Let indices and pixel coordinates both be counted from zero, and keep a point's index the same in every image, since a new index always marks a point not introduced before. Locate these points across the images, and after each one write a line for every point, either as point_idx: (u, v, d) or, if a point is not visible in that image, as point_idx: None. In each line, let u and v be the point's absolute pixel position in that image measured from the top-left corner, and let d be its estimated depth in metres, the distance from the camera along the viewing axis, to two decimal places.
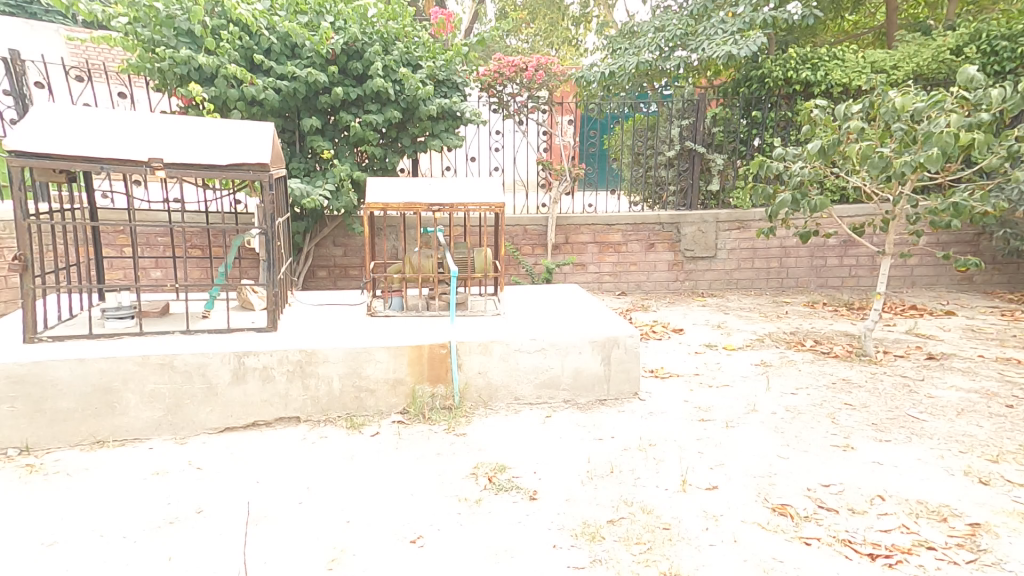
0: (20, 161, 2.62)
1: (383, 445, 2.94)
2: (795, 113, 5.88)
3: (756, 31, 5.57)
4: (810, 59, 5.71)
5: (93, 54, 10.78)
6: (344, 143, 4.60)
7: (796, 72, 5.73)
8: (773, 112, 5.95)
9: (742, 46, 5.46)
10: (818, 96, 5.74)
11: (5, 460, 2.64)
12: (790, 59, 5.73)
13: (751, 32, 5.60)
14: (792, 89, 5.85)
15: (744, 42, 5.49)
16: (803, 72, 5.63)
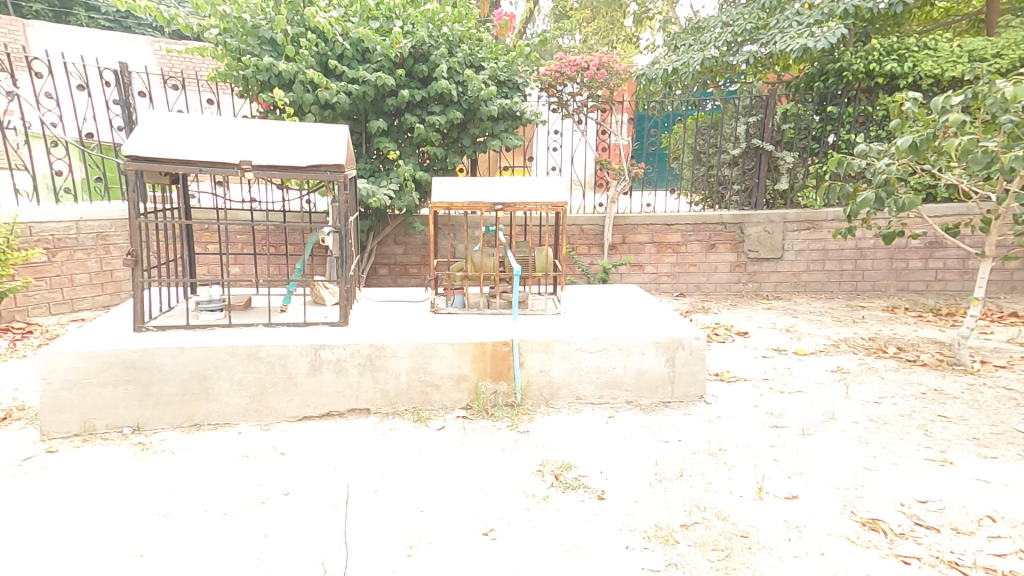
0: (134, 165, 2.85)
1: (449, 439, 3.01)
2: (876, 108, 5.61)
3: (837, 22, 5.32)
4: (896, 50, 5.42)
5: (178, 64, 11.75)
6: (408, 144, 4.71)
7: (880, 64, 5.42)
8: (852, 107, 5.71)
9: (819, 39, 5.24)
10: (905, 89, 5.40)
11: (120, 437, 2.88)
12: (874, 51, 5.44)
13: (831, 23, 5.35)
14: (874, 82, 5.53)
15: (822, 34, 5.26)
16: (888, 63, 5.32)
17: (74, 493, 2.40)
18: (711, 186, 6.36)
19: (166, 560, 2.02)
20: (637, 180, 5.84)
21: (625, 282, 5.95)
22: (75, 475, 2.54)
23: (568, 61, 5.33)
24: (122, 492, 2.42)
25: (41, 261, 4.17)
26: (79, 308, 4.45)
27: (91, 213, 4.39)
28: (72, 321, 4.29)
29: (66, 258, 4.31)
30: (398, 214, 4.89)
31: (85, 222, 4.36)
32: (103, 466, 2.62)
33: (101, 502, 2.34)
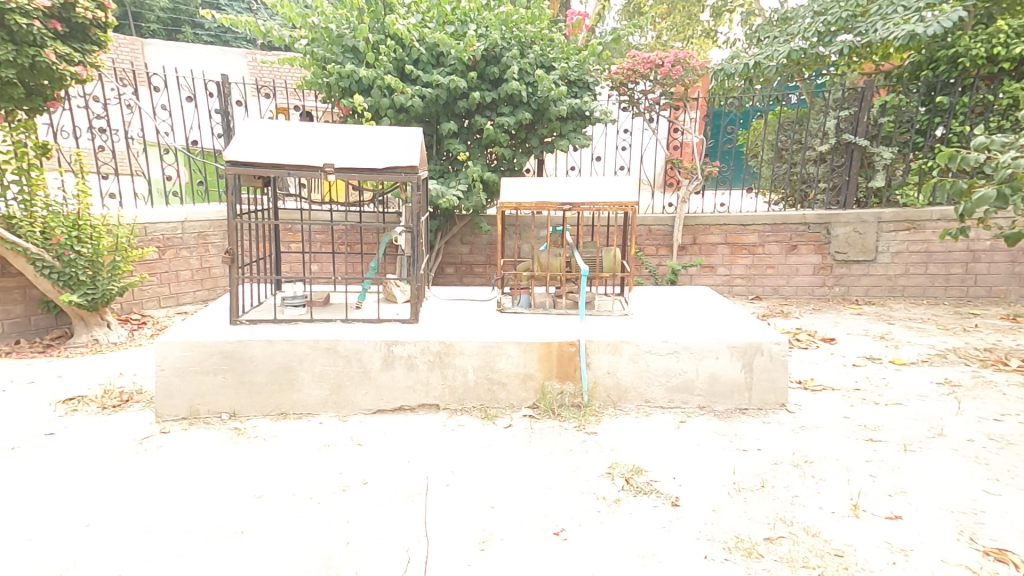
0: (233, 169, 3.10)
1: (517, 438, 3.02)
2: (999, 96, 5.08)
3: (954, 5, 4.86)
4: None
5: (266, 74, 12.58)
6: (476, 146, 4.78)
7: (1006, 48, 4.91)
8: (967, 96, 5.22)
9: (929, 24, 4.81)
10: None
11: (220, 422, 3.12)
12: (998, 33, 4.92)
13: (945, 6, 4.89)
14: (996, 68, 5.05)
15: (935, 18, 4.82)
16: (1016, 47, 4.80)
17: (181, 473, 2.63)
18: (793, 184, 6.00)
19: (260, 540, 2.16)
20: (711, 180, 5.60)
21: (696, 284, 5.72)
22: (182, 455, 2.79)
23: (642, 58, 5.21)
24: (221, 473, 2.63)
25: (153, 258, 4.58)
26: (182, 301, 4.86)
27: (194, 215, 4.78)
28: (177, 314, 4.70)
29: (173, 256, 4.71)
30: (465, 214, 4.98)
31: (189, 222, 4.75)
32: (206, 447, 2.86)
33: (204, 481, 2.56)
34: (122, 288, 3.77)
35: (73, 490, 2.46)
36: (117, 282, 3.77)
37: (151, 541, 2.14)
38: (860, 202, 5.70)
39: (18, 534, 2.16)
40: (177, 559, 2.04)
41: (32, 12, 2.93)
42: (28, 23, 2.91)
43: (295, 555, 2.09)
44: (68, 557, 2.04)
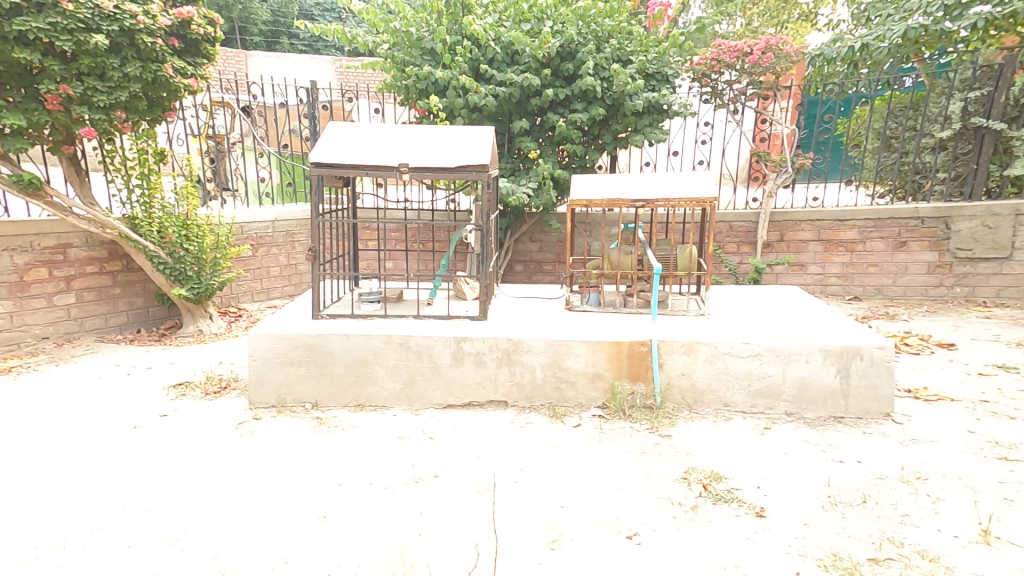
0: (317, 171, 3.32)
1: (586, 437, 2.94)
2: None
3: None
4: None
5: (352, 79, 13.29)
6: (549, 143, 4.79)
7: None
8: None
9: None
10: None
11: (303, 411, 3.32)
12: None
13: None
14: None
15: None
16: None
17: (271, 457, 2.83)
18: (903, 176, 5.49)
19: (340, 526, 2.29)
20: (803, 172, 5.25)
21: (783, 283, 5.33)
22: (272, 440, 3.00)
23: (728, 46, 4.91)
24: (305, 459, 2.81)
25: (248, 255, 4.99)
26: (273, 296, 5.25)
27: (283, 214, 5.14)
28: (268, 308, 5.09)
29: (265, 253, 5.11)
30: (535, 212, 4.99)
31: (279, 222, 5.12)
32: (293, 434, 3.07)
33: (290, 466, 2.74)
34: (221, 283, 4.15)
35: (182, 467, 2.74)
36: (217, 277, 4.14)
37: (246, 520, 2.33)
38: (991, 191, 5.14)
39: (139, 503, 2.44)
40: (268, 538, 2.21)
41: (157, 31, 3.30)
42: (152, 41, 3.29)
43: (372, 542, 2.18)
44: (178, 529, 2.27)
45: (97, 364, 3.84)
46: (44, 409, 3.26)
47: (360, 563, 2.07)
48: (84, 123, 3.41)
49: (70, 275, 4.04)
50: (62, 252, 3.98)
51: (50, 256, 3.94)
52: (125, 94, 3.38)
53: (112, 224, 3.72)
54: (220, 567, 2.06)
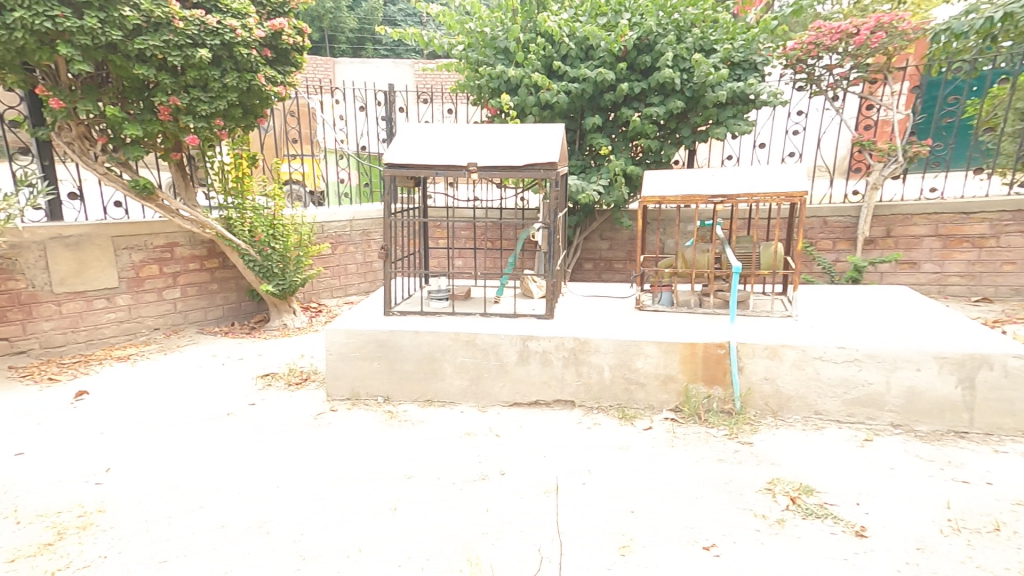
0: (390, 172, 3.44)
1: (658, 441, 2.84)
2: None
3: None
4: None
5: (433, 82, 13.62)
6: (622, 139, 4.70)
7: None
8: None
9: None
10: None
11: (376, 405, 3.45)
12: None
13: None
14: None
15: None
16: None
17: (347, 447, 2.98)
18: None
19: (410, 519, 2.35)
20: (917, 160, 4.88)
21: (890, 282, 5.07)
22: (348, 431, 3.15)
23: (830, 28, 4.58)
24: (379, 450, 2.92)
25: (327, 253, 5.26)
26: (350, 292, 5.53)
27: (360, 214, 5.38)
28: (345, 304, 5.38)
29: (343, 251, 5.38)
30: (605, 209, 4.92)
31: (357, 221, 5.37)
32: (367, 426, 3.20)
33: (365, 457, 2.87)
34: (303, 280, 4.41)
35: (269, 453, 2.93)
36: (300, 274, 4.42)
37: (324, 508, 2.45)
38: None
39: (232, 485, 2.64)
40: (345, 526, 2.32)
41: (252, 43, 3.58)
42: (249, 53, 3.58)
43: (442, 537, 2.22)
44: (264, 511, 2.44)
45: (198, 354, 4.22)
46: (152, 394, 3.62)
47: (430, 557, 2.12)
48: (189, 131, 3.75)
49: (176, 272, 4.45)
50: (170, 250, 4.39)
51: (160, 254, 4.35)
52: (224, 103, 3.70)
53: (211, 224, 4.06)
54: (301, 552, 2.18)
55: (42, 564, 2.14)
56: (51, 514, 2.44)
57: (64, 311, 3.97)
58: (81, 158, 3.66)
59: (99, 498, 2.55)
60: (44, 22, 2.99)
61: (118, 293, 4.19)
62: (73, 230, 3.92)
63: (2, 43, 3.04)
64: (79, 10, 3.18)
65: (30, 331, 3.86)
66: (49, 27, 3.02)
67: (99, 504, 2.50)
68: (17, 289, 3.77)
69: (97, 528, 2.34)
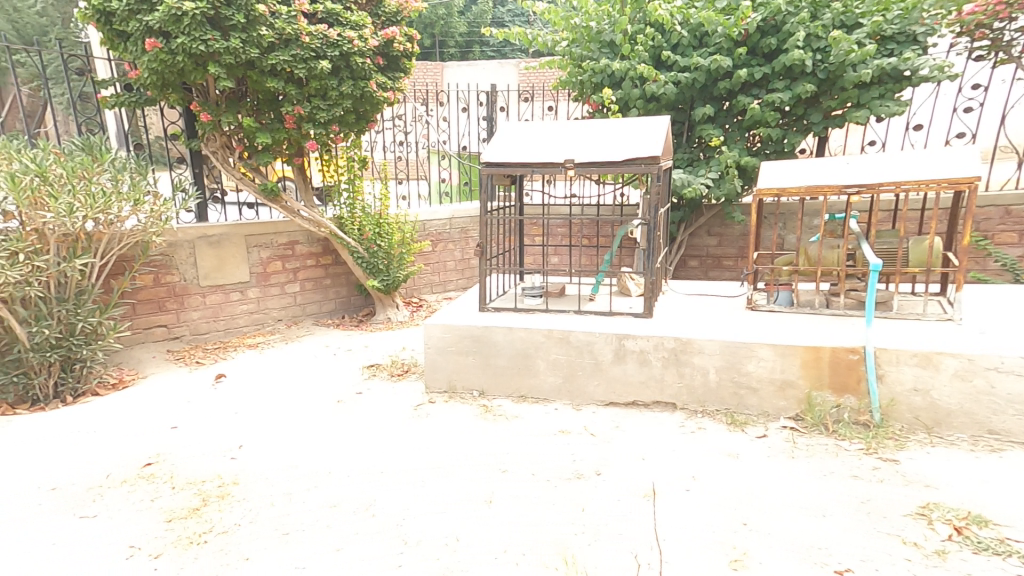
0: (487, 170, 3.52)
1: (774, 450, 2.65)
2: None
3: None
4: None
5: (536, 80, 13.64)
6: (736, 128, 4.58)
7: None
8: None
9: None
10: None
11: (472, 398, 3.55)
12: None
13: None
14: None
15: None
16: None
17: (447, 437, 3.10)
18: None
19: (506, 512, 2.40)
20: None
21: None
22: (447, 423, 3.27)
23: None
24: (476, 443, 3.01)
25: (428, 250, 5.51)
26: (448, 288, 5.76)
27: (459, 212, 5.56)
28: (444, 299, 5.61)
29: (443, 248, 5.60)
30: (714, 203, 4.74)
31: (456, 219, 5.57)
32: (463, 419, 3.31)
33: (464, 448, 2.97)
34: (405, 276, 4.67)
35: (374, 440, 3.12)
36: (403, 270, 4.69)
37: (425, 495, 2.57)
38: None
39: (342, 469, 2.84)
40: (444, 515, 2.41)
41: (366, 52, 3.90)
42: (363, 61, 3.90)
43: (537, 534, 2.24)
44: (371, 494, 2.60)
45: (313, 345, 4.60)
46: (270, 380, 4.01)
47: (526, 552, 2.14)
48: (309, 137, 4.11)
49: (296, 268, 4.89)
50: (291, 248, 4.84)
51: (283, 251, 4.81)
52: (341, 109, 4.01)
53: (326, 224, 4.40)
54: (403, 536, 2.30)
55: (192, 526, 2.43)
56: (197, 482, 2.77)
57: (207, 302, 4.52)
58: (223, 165, 4.15)
59: (233, 472, 2.86)
60: (199, 45, 3.41)
61: (249, 286, 4.69)
62: (216, 230, 4.43)
63: (167, 67, 3.53)
64: (226, 33, 3.58)
65: (182, 319, 4.43)
66: (203, 49, 3.43)
67: (234, 477, 2.81)
68: (173, 282, 4.34)
69: (233, 498, 2.63)
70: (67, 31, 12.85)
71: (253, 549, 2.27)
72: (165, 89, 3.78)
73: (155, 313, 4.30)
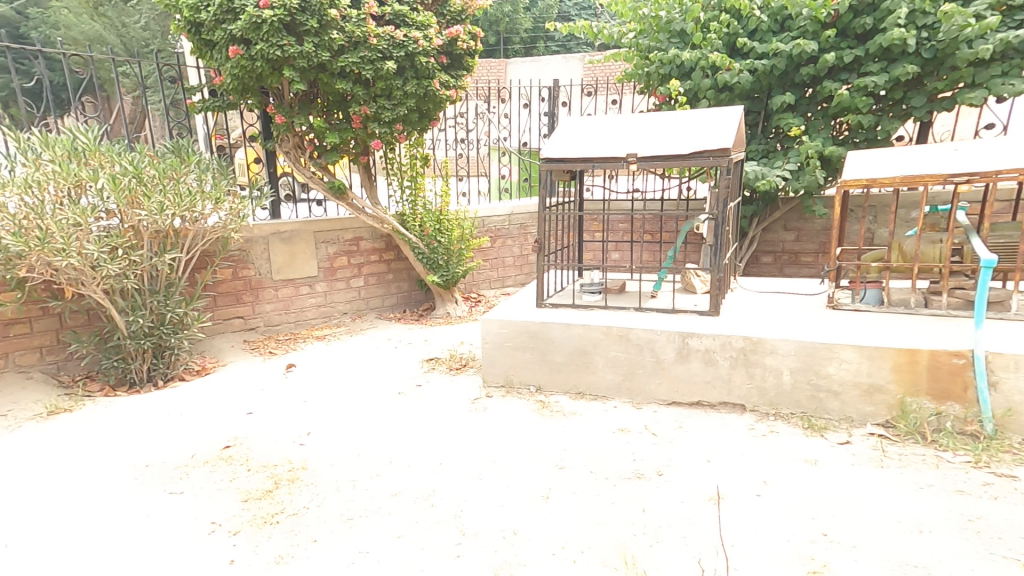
0: (547, 166, 3.50)
1: (857, 460, 2.49)
2: None
3: None
4: None
5: (601, 72, 13.43)
6: (820, 116, 4.41)
7: None
8: None
9: None
10: None
11: (529, 394, 3.54)
12: None
13: None
14: None
15: None
16: None
17: (505, 432, 3.12)
18: None
19: (564, 509, 2.38)
20: None
21: None
22: (506, 417, 3.29)
23: None
24: (534, 438, 3.01)
25: (487, 246, 5.56)
26: (506, 283, 5.79)
27: (519, 208, 5.58)
28: (502, 295, 5.66)
29: (501, 244, 5.64)
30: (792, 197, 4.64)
31: (515, 215, 5.59)
32: (520, 414, 3.31)
33: (523, 443, 2.97)
34: (464, 272, 4.73)
35: (434, 432, 3.19)
36: (461, 266, 4.76)
37: (483, 488, 2.60)
38: None
39: (403, 459, 2.92)
40: (502, 508, 2.43)
41: (431, 51, 3.99)
42: (427, 61, 3.98)
43: (598, 532, 2.21)
44: (430, 485, 2.66)
45: (376, 337, 4.76)
46: (335, 371, 4.18)
47: (585, 549, 2.12)
48: (374, 136, 4.23)
49: (361, 263, 5.07)
50: (356, 244, 5.02)
51: (349, 247, 5.00)
52: (404, 108, 4.11)
53: (388, 220, 4.52)
54: (462, 527, 2.33)
55: (266, 506, 2.57)
56: (270, 466, 2.93)
57: (279, 295, 4.76)
58: (295, 164, 4.36)
59: (302, 458, 3.01)
60: (276, 51, 3.59)
61: (317, 280, 4.91)
62: (287, 226, 4.66)
63: (247, 73, 3.74)
64: (300, 38, 3.75)
65: (257, 311, 4.69)
66: (279, 54, 3.61)
67: (303, 462, 2.95)
68: (249, 276, 4.60)
69: (302, 482, 2.76)
70: (166, 42, 14.15)
71: (321, 531, 2.37)
72: (245, 93, 4.03)
73: (233, 305, 4.58)
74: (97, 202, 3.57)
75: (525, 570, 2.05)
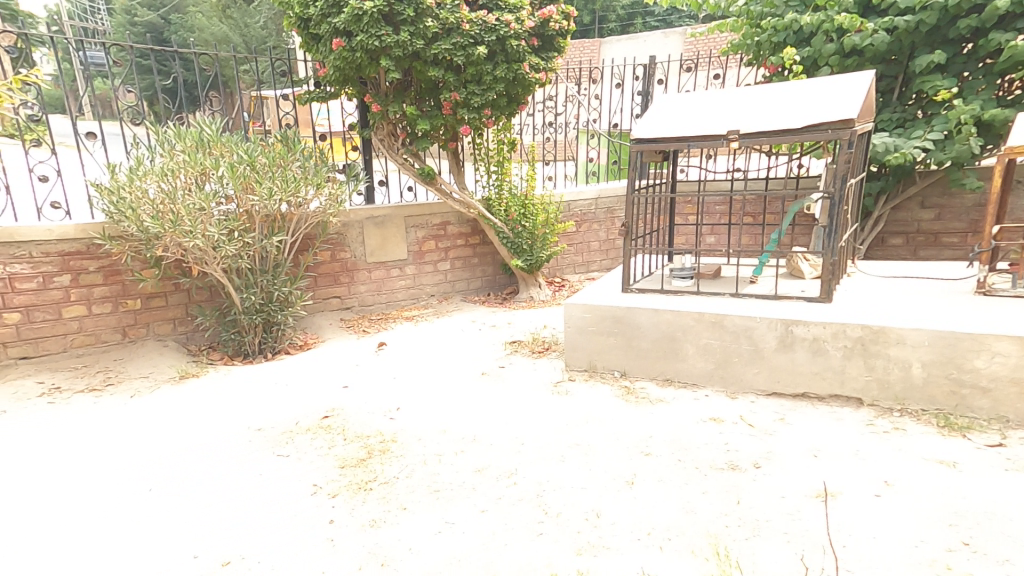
0: (638, 146, 3.35)
1: (1000, 467, 2.20)
2: None
3: None
4: None
5: (701, 47, 12.81)
6: (981, 75, 3.94)
7: None
8: None
9: None
10: None
11: (613, 378, 3.45)
12: None
13: None
14: None
15: None
16: None
17: (591, 416, 3.07)
18: None
19: (652, 495, 2.30)
20: None
21: None
22: (591, 401, 3.24)
23: None
24: (620, 423, 2.94)
25: (573, 230, 5.51)
26: (591, 268, 5.72)
27: (606, 191, 5.49)
28: (586, 280, 5.59)
29: (588, 229, 5.57)
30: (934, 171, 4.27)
31: (603, 198, 5.51)
32: (604, 398, 3.24)
33: (608, 427, 2.91)
34: (548, 256, 4.73)
35: (517, 413, 3.20)
36: (546, 250, 4.75)
37: (567, 470, 2.57)
38: None
39: (487, 437, 2.96)
40: (586, 490, 2.39)
41: (522, 34, 3.98)
42: (518, 44, 3.97)
43: (690, 521, 2.12)
44: (512, 464, 2.67)
45: (461, 319, 4.88)
46: (422, 350, 4.33)
47: (673, 537, 2.04)
48: (463, 122, 4.28)
49: (447, 247, 5.21)
50: (444, 228, 5.16)
51: (437, 231, 5.14)
52: (494, 93, 4.12)
53: (474, 205, 4.57)
54: (545, 506, 2.33)
55: (360, 473, 2.70)
56: (364, 436, 3.08)
57: (372, 277, 4.99)
58: (389, 152, 4.52)
59: (392, 431, 3.13)
60: (375, 41, 3.71)
61: (407, 263, 5.10)
62: (381, 211, 4.86)
63: (348, 64, 3.90)
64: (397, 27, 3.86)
65: (352, 291, 4.95)
66: (378, 44, 3.72)
67: (393, 435, 3.07)
68: (345, 258, 4.85)
69: (391, 453, 2.87)
70: (281, 39, 15.43)
71: (409, 500, 2.46)
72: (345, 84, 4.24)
73: (332, 286, 4.86)
74: (218, 188, 3.88)
75: (611, 553, 2.01)
